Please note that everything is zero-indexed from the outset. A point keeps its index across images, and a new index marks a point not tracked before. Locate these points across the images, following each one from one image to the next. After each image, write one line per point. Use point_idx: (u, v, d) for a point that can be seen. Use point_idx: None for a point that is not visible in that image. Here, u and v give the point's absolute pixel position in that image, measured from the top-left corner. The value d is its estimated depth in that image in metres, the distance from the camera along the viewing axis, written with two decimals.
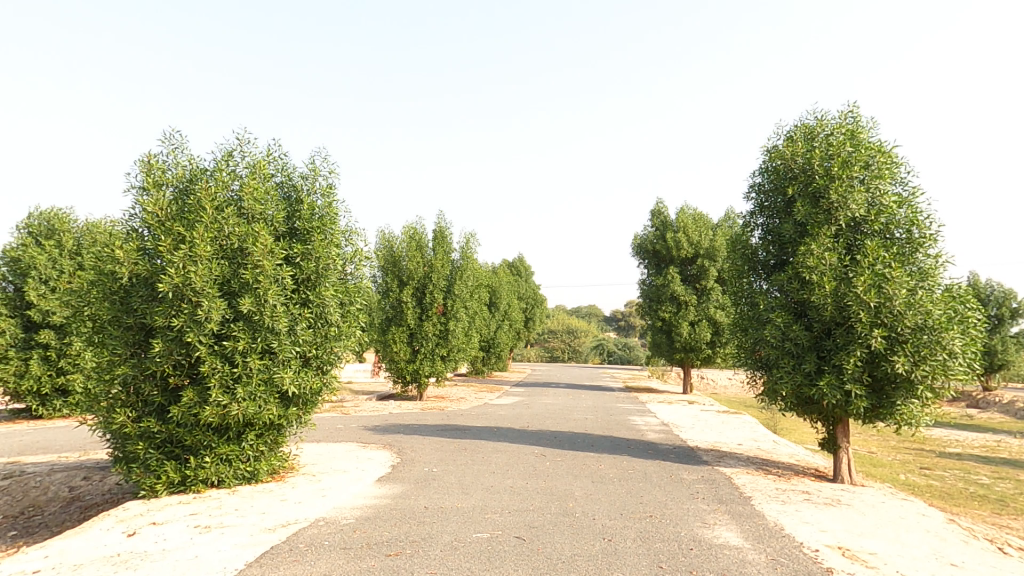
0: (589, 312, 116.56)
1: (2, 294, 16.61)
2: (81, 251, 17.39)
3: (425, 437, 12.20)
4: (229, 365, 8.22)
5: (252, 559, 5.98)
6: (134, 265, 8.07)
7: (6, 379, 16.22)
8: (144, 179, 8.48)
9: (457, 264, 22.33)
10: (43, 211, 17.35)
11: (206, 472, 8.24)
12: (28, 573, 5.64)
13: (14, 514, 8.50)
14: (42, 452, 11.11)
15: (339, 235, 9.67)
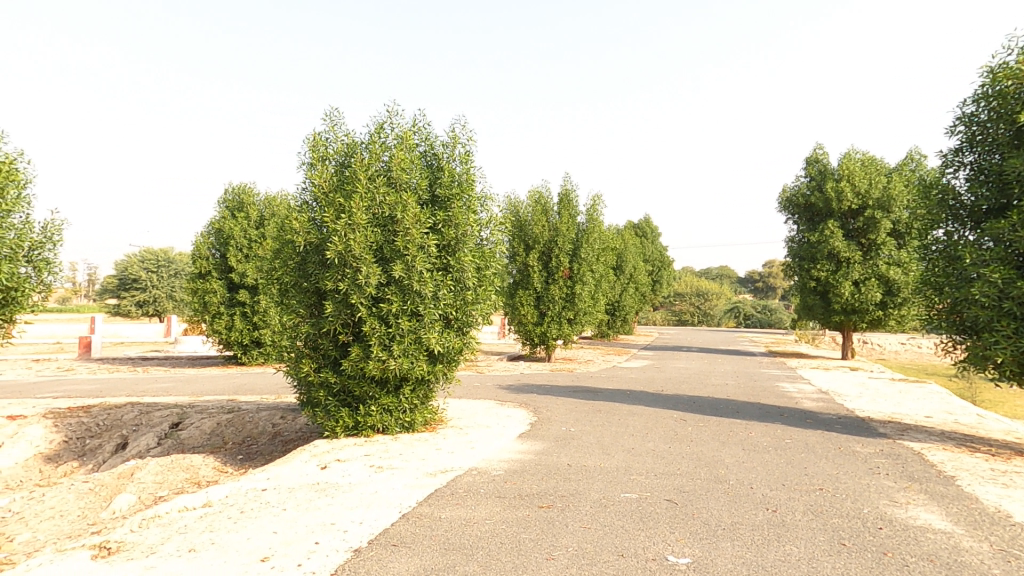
0: (722, 273, 109.18)
1: (211, 259, 19.76)
2: (264, 221, 20.03)
3: (559, 398, 12.39)
4: (386, 326, 9.04)
5: (420, 499, 7.02)
6: (306, 235, 9.11)
7: (219, 330, 19.68)
8: (311, 155, 9.40)
9: (583, 227, 22.05)
10: (235, 187, 20.17)
11: (373, 419, 9.27)
12: (259, 491, 7.71)
13: (238, 442, 10.31)
14: (250, 392, 13.26)
15: (476, 201, 9.90)
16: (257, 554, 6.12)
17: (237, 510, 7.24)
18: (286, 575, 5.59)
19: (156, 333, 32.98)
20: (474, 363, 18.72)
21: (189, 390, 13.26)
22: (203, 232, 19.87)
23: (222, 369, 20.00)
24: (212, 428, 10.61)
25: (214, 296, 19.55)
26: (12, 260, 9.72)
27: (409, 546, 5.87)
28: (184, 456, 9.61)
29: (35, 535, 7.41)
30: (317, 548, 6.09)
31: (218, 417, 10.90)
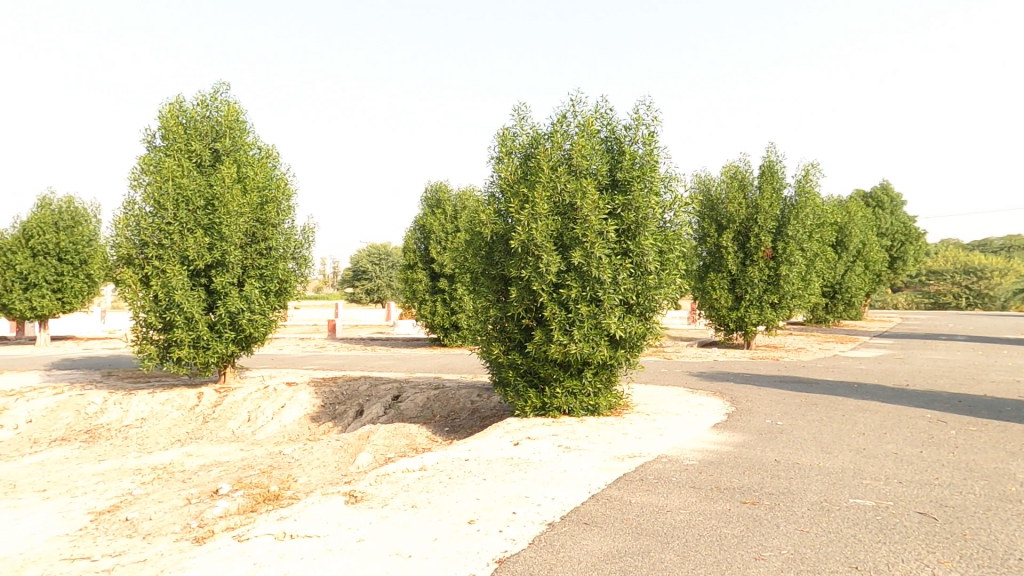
0: (1007, 245, 85.34)
1: (416, 251, 22.70)
2: (457, 214, 22.29)
3: (762, 388, 11.16)
4: (566, 311, 9.24)
5: (609, 481, 7.01)
6: (493, 226, 9.85)
7: (425, 314, 22.55)
8: (499, 150, 10.02)
9: (790, 201, 19.48)
10: (433, 185, 22.82)
11: (558, 401, 9.58)
12: (464, 461, 8.61)
13: (444, 415, 11.66)
14: (452, 371, 14.89)
15: (659, 182, 9.48)
16: (465, 516, 6.82)
17: (446, 476, 8.21)
18: (490, 539, 6.11)
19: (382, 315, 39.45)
20: (661, 349, 18.00)
21: (405, 368, 15.48)
22: (410, 228, 22.90)
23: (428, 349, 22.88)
24: (424, 402, 12.18)
25: (420, 283, 22.46)
26: (286, 258, 12.46)
27: (600, 526, 5.90)
28: (404, 424, 11.27)
29: (309, 479, 9.49)
30: (515, 517, 6.52)
31: (427, 393, 12.47)
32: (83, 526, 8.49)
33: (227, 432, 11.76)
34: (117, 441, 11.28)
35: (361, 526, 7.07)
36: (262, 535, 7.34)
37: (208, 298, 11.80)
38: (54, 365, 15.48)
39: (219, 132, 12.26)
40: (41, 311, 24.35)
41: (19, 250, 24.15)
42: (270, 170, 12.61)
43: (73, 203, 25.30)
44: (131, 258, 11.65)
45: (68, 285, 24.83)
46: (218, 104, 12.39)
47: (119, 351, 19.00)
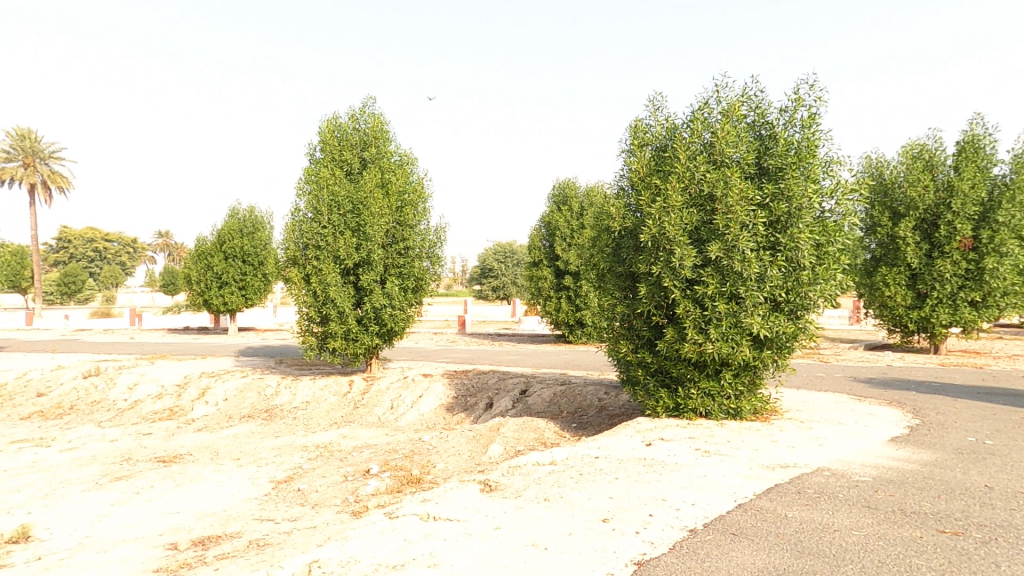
0: None
1: (541, 248, 23.04)
2: (583, 211, 22.34)
3: (955, 399, 9.62)
4: (701, 309, 8.71)
5: (758, 491, 6.48)
6: (622, 221, 9.63)
7: (550, 311, 22.76)
8: (631, 143, 9.77)
9: (1002, 182, 16.99)
10: (560, 183, 23.10)
11: (694, 402, 9.08)
12: (595, 459, 8.53)
13: (571, 411, 11.68)
14: (578, 368, 14.88)
15: (818, 168, 8.61)
16: (599, 514, 6.76)
17: (577, 471, 8.22)
18: (626, 539, 5.97)
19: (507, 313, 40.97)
20: (815, 351, 16.18)
21: (531, 363, 15.78)
22: (536, 226, 23.36)
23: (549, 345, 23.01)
24: (551, 397, 12.30)
25: (545, 281, 22.77)
26: (421, 257, 13.43)
27: (751, 538, 5.46)
28: (532, 418, 11.44)
29: (446, 466, 10.12)
30: (652, 520, 6.31)
31: (554, 388, 12.57)
32: (266, 492, 9.95)
33: (374, 418, 12.96)
34: (289, 420, 13.04)
35: (497, 515, 7.35)
36: (409, 514, 7.98)
37: (356, 294, 13.08)
38: (241, 352, 18.36)
39: (366, 142, 13.53)
40: (231, 306, 28.97)
41: (215, 254, 28.94)
42: (409, 174, 13.64)
43: (254, 211, 29.74)
44: (296, 258, 13.32)
45: (250, 284, 29.27)
46: (366, 117, 13.69)
47: (288, 342, 21.93)
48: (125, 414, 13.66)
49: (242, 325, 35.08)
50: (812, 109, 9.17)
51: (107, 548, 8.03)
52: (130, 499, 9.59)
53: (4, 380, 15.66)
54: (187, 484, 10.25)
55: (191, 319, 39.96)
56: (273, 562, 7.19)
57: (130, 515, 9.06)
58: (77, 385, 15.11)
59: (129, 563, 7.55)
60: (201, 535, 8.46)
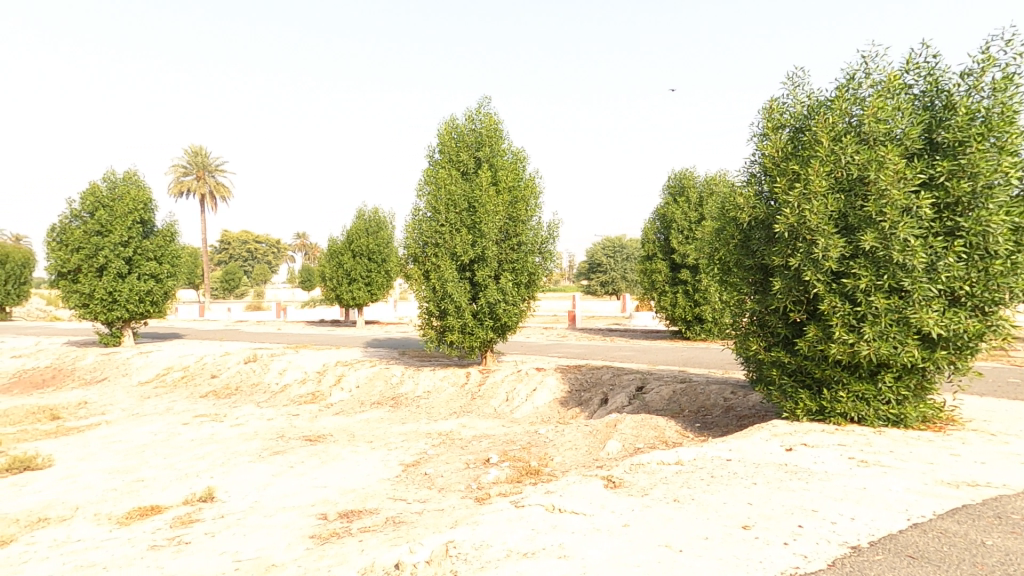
0: None
1: (656, 241, 22.45)
2: (702, 202, 21.39)
3: None
4: (852, 305, 7.91)
5: (940, 511, 5.81)
6: (753, 210, 9.01)
7: (666, 306, 22.16)
8: (764, 126, 9.14)
9: None
10: (677, 173, 22.28)
11: (843, 407, 8.31)
12: (726, 461, 8.12)
13: (694, 410, 11.22)
14: (699, 365, 14.30)
15: (1016, 140, 7.49)
16: (737, 520, 6.38)
17: (708, 474, 7.86)
18: (772, 550, 5.57)
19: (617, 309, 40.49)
20: (1005, 354, 14.00)
21: (647, 360, 15.40)
22: (649, 219, 22.80)
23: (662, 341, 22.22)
24: (670, 395, 11.93)
25: (659, 275, 22.16)
26: (534, 252, 13.63)
27: (938, 564, 4.94)
28: (651, 416, 11.10)
29: (564, 459, 10.18)
30: (802, 532, 5.83)
31: (673, 386, 12.18)
32: (397, 473, 10.68)
33: (490, 409, 13.40)
34: (413, 408, 13.89)
35: (624, 512, 7.25)
36: (534, 504, 8.15)
37: (471, 289, 13.57)
38: (369, 343, 19.88)
39: (481, 141, 13.95)
40: (359, 300, 31.46)
41: (346, 253, 31.67)
42: (520, 172, 13.88)
43: (378, 213, 31.98)
44: (416, 256, 14.06)
45: (374, 279, 31.59)
46: (481, 117, 14.14)
47: (408, 334, 23.41)
48: (277, 396, 15.39)
49: (369, 318, 38.17)
50: (1001, 73, 7.97)
51: (272, 513, 9.08)
52: (285, 472, 10.77)
53: (188, 362, 18.29)
54: (330, 462, 11.29)
55: (326, 311, 44.26)
56: (410, 539, 7.69)
57: (286, 486, 10.18)
58: (240, 368, 17.28)
59: (290, 528, 8.47)
60: (346, 508, 9.26)
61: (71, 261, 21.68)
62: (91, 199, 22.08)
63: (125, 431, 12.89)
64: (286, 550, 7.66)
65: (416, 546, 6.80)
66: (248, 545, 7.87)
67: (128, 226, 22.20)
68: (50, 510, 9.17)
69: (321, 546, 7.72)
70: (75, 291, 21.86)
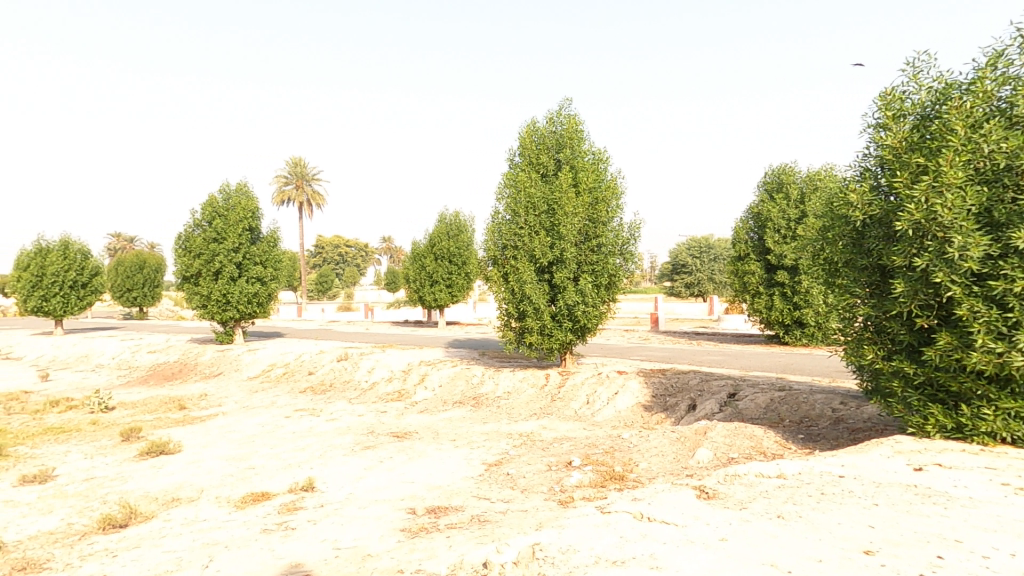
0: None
1: (750, 242, 21.38)
2: (804, 199, 20.02)
3: None
4: (999, 310, 7.00)
5: None
6: (868, 206, 8.23)
7: (760, 309, 20.86)
8: (881, 116, 8.39)
9: None
10: (775, 169, 20.99)
11: (988, 426, 7.30)
12: (839, 478, 7.43)
13: (796, 420, 10.43)
14: (801, 373, 13.34)
15: None
16: (857, 544, 5.78)
17: (817, 490, 7.22)
18: None
19: (703, 311, 38.74)
20: None
21: (740, 365, 14.57)
22: (741, 218, 21.71)
23: (757, 346, 20.98)
24: (767, 403, 11.21)
25: (753, 277, 21.04)
26: (614, 254, 13.33)
27: None
28: (745, 425, 10.43)
29: (650, 466, 9.76)
30: (943, 563, 5.17)
31: (770, 394, 11.44)
32: (480, 472, 10.81)
33: (571, 411, 13.25)
34: (494, 408, 14.05)
35: (720, 525, 6.83)
36: (621, 511, 7.91)
37: (550, 291, 13.48)
38: (451, 344, 20.40)
39: (561, 144, 13.86)
40: (439, 301, 32.28)
41: (428, 255, 32.83)
42: (601, 173, 13.64)
43: (458, 216, 32.81)
44: (495, 258, 14.20)
45: (455, 281, 32.50)
46: (562, 119, 14.07)
47: (488, 335, 23.79)
48: (367, 393, 16.20)
49: (450, 319, 39.30)
50: None
51: (365, 505, 9.51)
52: (376, 466, 11.27)
53: (288, 358, 19.74)
54: (416, 458, 11.66)
55: (409, 312, 46.13)
56: (496, 539, 7.74)
57: (377, 479, 10.64)
58: (333, 366, 18.36)
59: (382, 521, 8.81)
60: (433, 504, 9.49)
61: (193, 265, 24.07)
62: (210, 210, 24.49)
63: (238, 422, 14.17)
64: (380, 541, 7.97)
65: (504, 547, 6.84)
66: (346, 534, 8.27)
67: (239, 233, 24.41)
68: (179, 490, 10.24)
69: (411, 540, 7.95)
70: (195, 292, 24.27)
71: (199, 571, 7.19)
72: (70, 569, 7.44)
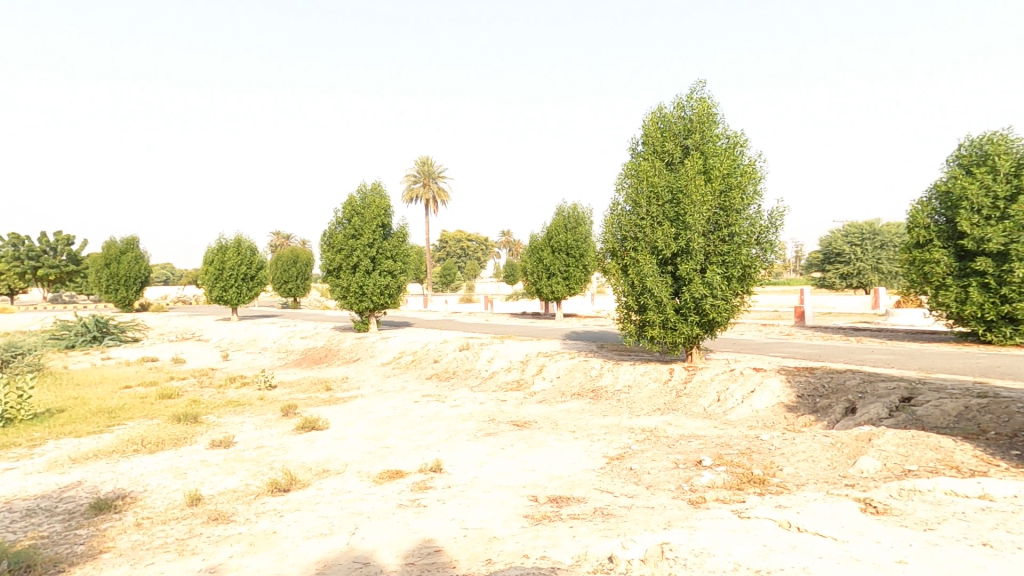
0: None
1: (937, 225, 18.97)
2: (1017, 172, 17.33)
3: None
4: None
5: None
6: None
7: (950, 304, 18.10)
8: None
9: None
10: (975, 141, 18.79)
11: None
12: None
13: (1007, 434, 8.74)
14: (1010, 378, 11.21)
15: None
16: None
17: None
18: None
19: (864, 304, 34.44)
20: None
21: (916, 367, 12.67)
22: (923, 199, 19.44)
23: (941, 345, 18.35)
24: (960, 411, 9.58)
25: (939, 266, 18.48)
26: (749, 244, 12.31)
27: None
28: (927, 434, 9.03)
29: (797, 471, 8.81)
30: None
31: (965, 401, 9.77)
32: (602, 465, 10.61)
33: (700, 408, 12.52)
34: (613, 402, 13.78)
35: (895, 545, 5.95)
36: (764, 518, 7.23)
37: (674, 284, 12.83)
38: (567, 336, 20.44)
39: (690, 129, 13.12)
40: (557, 293, 32.53)
41: (545, 249, 33.24)
42: (737, 157, 12.67)
43: (577, 209, 33.29)
44: (614, 251, 13.85)
45: (572, 274, 32.56)
46: (692, 103, 13.30)
47: (606, 328, 23.48)
48: (488, 381, 16.81)
49: (567, 312, 39.46)
50: None
51: (489, 489, 9.81)
52: (498, 453, 11.59)
53: (415, 347, 21.15)
54: (537, 447, 11.80)
55: (526, 305, 47.14)
56: (622, 533, 7.49)
57: (500, 465, 10.93)
58: (456, 355, 19.31)
59: (506, 506, 9.01)
60: (555, 493, 9.49)
61: (335, 260, 26.70)
62: (349, 209, 27.07)
63: (375, 404, 15.46)
64: (505, 525, 8.14)
65: (631, 543, 6.59)
66: (472, 515, 8.59)
67: (373, 230, 26.67)
68: (329, 463, 11.41)
69: (535, 527, 8.00)
70: (336, 284, 26.91)
71: (347, 537, 7.91)
72: (248, 523, 8.63)
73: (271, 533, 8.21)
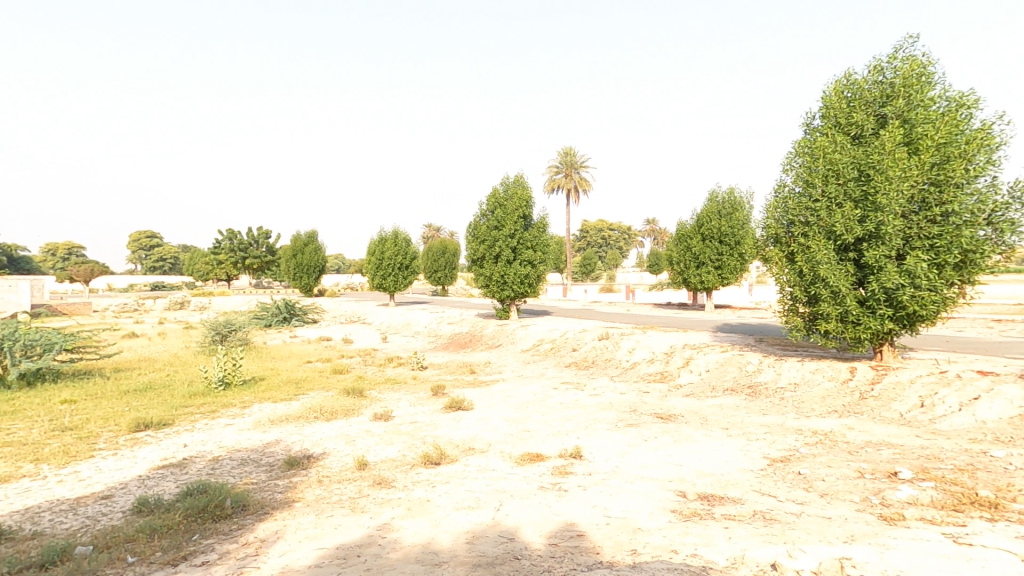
0: None
1: None
2: None
3: None
4: None
5: None
6: None
7: None
8: None
9: None
10: None
11: None
12: None
13: None
14: None
15: None
16: None
17: None
18: None
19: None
20: None
21: None
22: None
23: None
24: None
25: None
26: (975, 224, 10.53)
27: None
28: None
29: None
30: None
31: None
32: (761, 467, 9.85)
33: (894, 414, 11.08)
34: (776, 400, 12.77)
35: None
36: (994, 548, 6.20)
37: (857, 272, 11.40)
38: (718, 328, 19.37)
39: (890, 95, 11.51)
40: (707, 283, 31.13)
41: (695, 237, 31.79)
42: (960, 122, 10.82)
43: (733, 194, 31.34)
44: (779, 236, 12.87)
45: (726, 263, 30.91)
46: (895, 65, 11.65)
47: (767, 321, 21.80)
48: (628, 372, 16.54)
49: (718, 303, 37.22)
50: None
51: (632, 480, 9.62)
52: (641, 445, 11.33)
53: (555, 335, 21.53)
54: (683, 442, 11.33)
55: (670, 295, 45.47)
56: (787, 541, 6.85)
57: (643, 457, 10.68)
58: (596, 344, 19.28)
59: (651, 498, 8.76)
60: (705, 491, 9.00)
61: (479, 250, 28.12)
62: (493, 201, 28.24)
63: (515, 389, 16.02)
64: (649, 518, 7.93)
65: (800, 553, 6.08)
66: (615, 504, 8.49)
67: (515, 220, 27.60)
68: (474, 441, 12.07)
69: (684, 523, 7.66)
70: (478, 273, 28.30)
71: (492, 511, 8.29)
72: (406, 489, 9.45)
73: (424, 500, 8.89)
